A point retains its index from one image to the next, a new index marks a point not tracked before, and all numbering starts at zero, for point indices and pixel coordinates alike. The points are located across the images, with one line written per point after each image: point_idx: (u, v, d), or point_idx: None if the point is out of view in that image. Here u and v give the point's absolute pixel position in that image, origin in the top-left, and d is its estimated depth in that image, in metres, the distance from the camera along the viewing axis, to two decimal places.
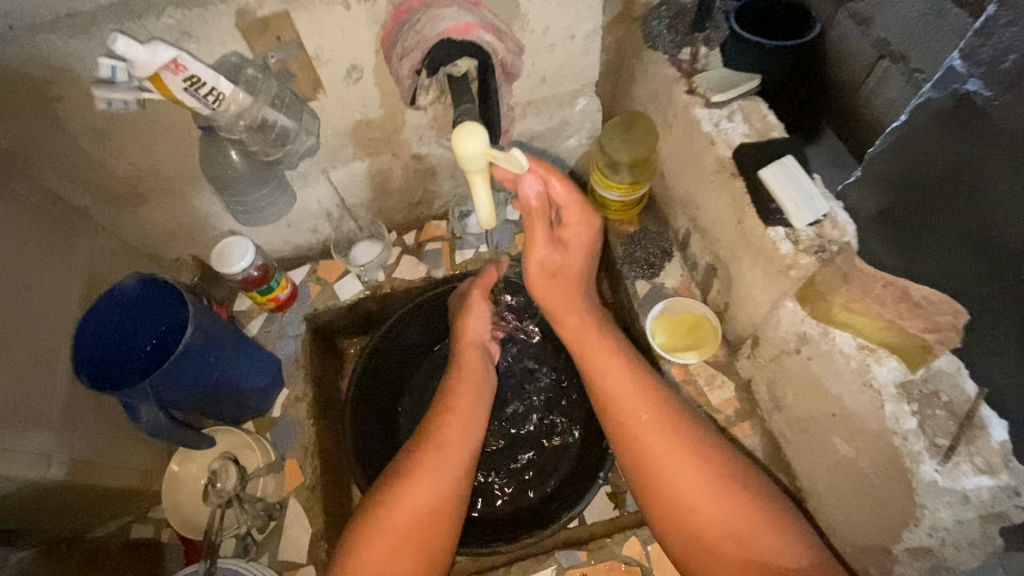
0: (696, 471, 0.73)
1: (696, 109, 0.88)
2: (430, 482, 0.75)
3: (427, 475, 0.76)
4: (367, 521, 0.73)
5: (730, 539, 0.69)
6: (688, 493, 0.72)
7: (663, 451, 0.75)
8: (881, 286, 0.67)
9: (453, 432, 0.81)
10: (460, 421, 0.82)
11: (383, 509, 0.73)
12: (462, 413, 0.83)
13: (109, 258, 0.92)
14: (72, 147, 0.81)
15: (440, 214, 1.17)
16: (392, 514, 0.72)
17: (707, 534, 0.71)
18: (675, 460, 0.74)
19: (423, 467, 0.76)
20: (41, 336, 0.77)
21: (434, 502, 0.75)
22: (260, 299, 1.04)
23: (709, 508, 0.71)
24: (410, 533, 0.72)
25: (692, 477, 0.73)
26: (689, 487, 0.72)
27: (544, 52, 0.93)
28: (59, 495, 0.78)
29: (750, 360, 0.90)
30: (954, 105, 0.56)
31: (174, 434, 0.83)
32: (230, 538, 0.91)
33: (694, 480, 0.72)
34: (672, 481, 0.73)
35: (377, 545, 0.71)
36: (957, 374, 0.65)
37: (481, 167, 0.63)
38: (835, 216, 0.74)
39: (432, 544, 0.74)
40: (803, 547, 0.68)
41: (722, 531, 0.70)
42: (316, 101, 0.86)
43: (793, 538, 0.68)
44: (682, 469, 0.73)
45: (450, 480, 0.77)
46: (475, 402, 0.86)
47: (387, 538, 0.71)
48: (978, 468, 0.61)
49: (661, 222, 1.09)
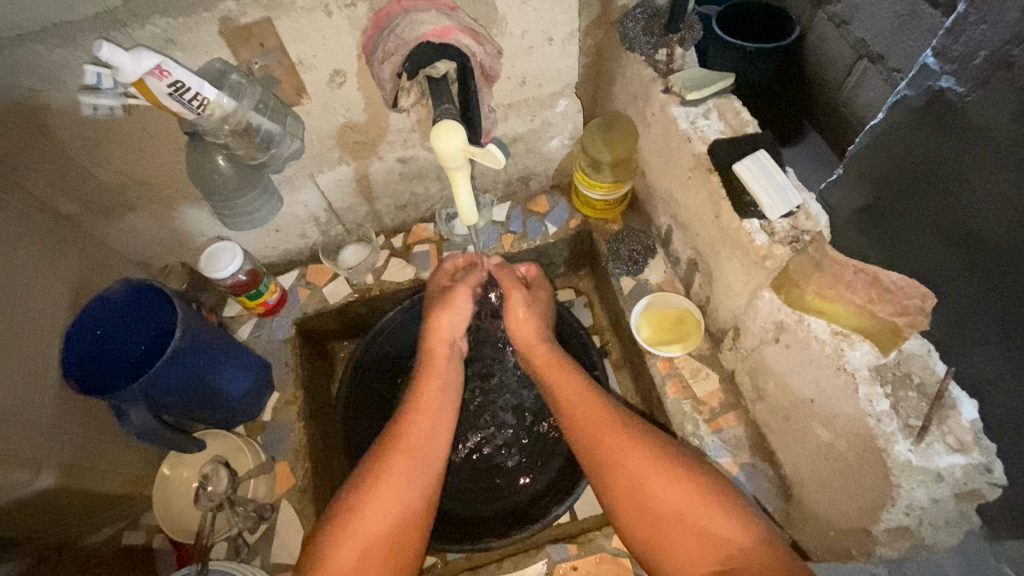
0: (660, 468, 0.73)
1: (673, 107, 0.90)
2: (399, 485, 0.74)
3: (397, 481, 0.75)
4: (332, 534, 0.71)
5: (691, 532, 0.68)
6: (653, 490, 0.72)
7: (623, 452, 0.75)
8: (852, 272, 0.69)
9: (421, 433, 0.80)
10: (430, 422, 0.81)
11: (352, 518, 0.72)
12: (428, 418, 0.82)
13: (98, 265, 0.93)
14: (59, 156, 0.82)
15: (427, 217, 1.19)
16: (364, 518, 0.71)
17: (670, 533, 0.69)
18: (638, 463, 0.74)
19: (391, 471, 0.75)
20: (31, 341, 0.77)
21: (402, 510, 0.74)
22: (249, 304, 1.04)
23: (672, 503, 0.70)
24: (381, 542, 0.71)
25: (655, 475, 0.73)
26: (655, 486, 0.72)
27: (524, 55, 0.95)
28: (50, 503, 0.78)
29: (732, 351, 0.92)
30: (931, 102, 0.60)
31: (162, 436, 0.84)
32: (221, 542, 0.91)
33: (655, 479, 0.72)
34: (635, 481, 0.73)
35: (345, 554, 0.69)
36: (928, 356, 0.68)
37: (459, 164, 0.66)
38: (809, 208, 0.77)
39: (402, 551, 0.72)
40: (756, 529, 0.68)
41: (683, 526, 0.69)
42: (301, 105, 0.88)
43: (751, 523, 0.68)
44: (645, 466, 0.73)
45: (424, 483, 0.77)
46: (444, 402, 0.85)
47: (357, 547, 0.70)
48: (951, 447, 0.63)
49: (644, 219, 1.11)
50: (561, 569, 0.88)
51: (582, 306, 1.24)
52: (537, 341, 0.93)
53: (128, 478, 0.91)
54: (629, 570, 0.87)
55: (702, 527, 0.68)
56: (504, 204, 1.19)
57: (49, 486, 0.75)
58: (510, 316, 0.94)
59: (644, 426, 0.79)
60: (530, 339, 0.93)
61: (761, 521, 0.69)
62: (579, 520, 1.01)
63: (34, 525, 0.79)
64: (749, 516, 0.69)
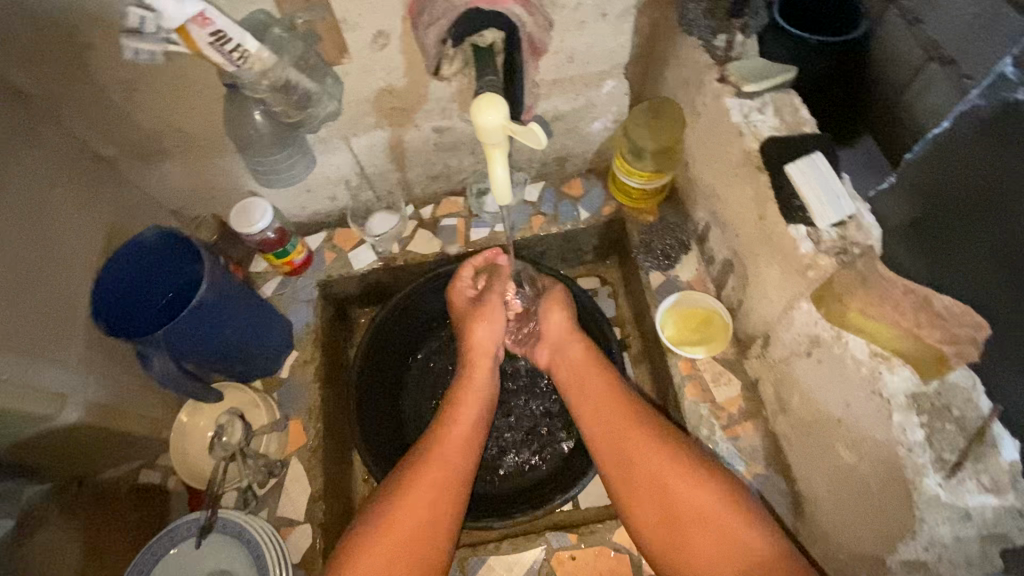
0: (690, 487, 0.73)
1: (726, 98, 0.86)
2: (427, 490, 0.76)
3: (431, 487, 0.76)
4: (365, 534, 0.72)
5: (712, 544, 0.69)
6: (686, 510, 0.72)
7: (653, 465, 0.76)
8: (901, 292, 0.66)
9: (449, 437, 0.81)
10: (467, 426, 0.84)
11: (390, 518, 0.73)
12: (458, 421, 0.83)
13: (133, 209, 0.95)
14: (101, 98, 0.82)
15: (458, 190, 1.16)
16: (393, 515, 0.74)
17: (698, 544, 0.70)
18: (672, 483, 0.74)
19: (427, 470, 0.77)
20: (62, 279, 0.79)
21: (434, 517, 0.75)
22: (276, 261, 1.05)
23: (701, 517, 0.71)
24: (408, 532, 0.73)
25: (687, 489, 0.73)
26: (686, 499, 0.72)
27: (574, 29, 0.91)
28: (74, 438, 0.81)
29: (758, 359, 0.89)
30: (1002, 111, 0.59)
31: (184, 385, 0.87)
32: (231, 491, 0.93)
33: (686, 491, 0.73)
34: (665, 495, 0.74)
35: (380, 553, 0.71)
36: (973, 390, 0.64)
37: (498, 142, 0.63)
38: (861, 219, 0.72)
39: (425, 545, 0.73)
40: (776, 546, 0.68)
41: (706, 534, 0.70)
42: (341, 65, 0.86)
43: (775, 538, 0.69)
44: (670, 483, 0.74)
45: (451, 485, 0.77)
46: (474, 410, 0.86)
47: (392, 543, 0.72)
48: (984, 486, 0.60)
49: (681, 213, 1.07)
50: (560, 556, 0.88)
51: (605, 296, 1.22)
52: (572, 344, 0.92)
53: (150, 422, 0.93)
54: (627, 565, 0.87)
55: (733, 543, 0.69)
56: (538, 184, 1.16)
57: (73, 421, 0.77)
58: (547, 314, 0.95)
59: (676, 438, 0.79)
60: (565, 341, 0.93)
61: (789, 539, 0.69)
62: (582, 509, 1.01)
63: (58, 455, 0.82)
64: (773, 532, 0.69)
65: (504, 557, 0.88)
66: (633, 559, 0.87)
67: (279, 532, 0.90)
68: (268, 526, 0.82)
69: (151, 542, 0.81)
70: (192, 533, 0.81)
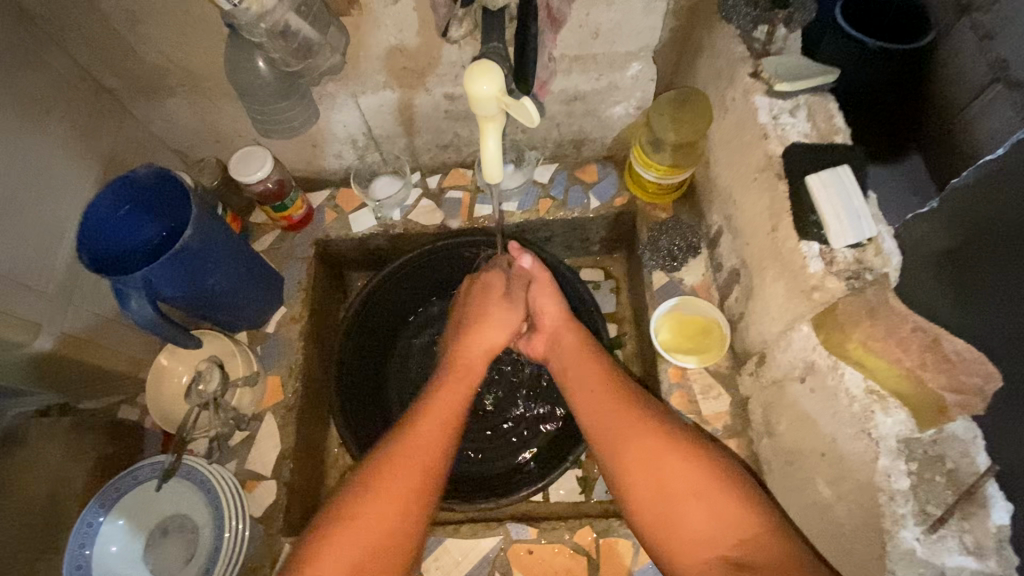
0: (689, 486, 0.66)
1: (756, 96, 0.79)
2: (399, 480, 0.66)
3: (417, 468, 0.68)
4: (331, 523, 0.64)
5: (707, 520, 0.64)
6: (684, 514, 0.65)
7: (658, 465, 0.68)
8: (908, 329, 0.61)
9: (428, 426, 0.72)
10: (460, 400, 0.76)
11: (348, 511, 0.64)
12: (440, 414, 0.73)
13: (132, 144, 0.94)
14: (105, 27, 0.80)
15: (468, 162, 1.12)
16: (362, 506, 0.64)
17: (695, 546, 0.64)
18: (672, 482, 0.67)
19: (400, 467, 0.67)
20: (49, 209, 0.79)
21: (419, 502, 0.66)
22: (273, 215, 1.03)
23: (698, 520, 0.64)
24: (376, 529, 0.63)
25: (687, 489, 0.66)
26: (687, 500, 0.65)
27: (602, 4, 0.85)
28: (57, 365, 0.81)
29: (751, 377, 0.84)
30: None
31: (163, 330, 0.81)
32: (201, 438, 0.93)
33: (684, 491, 0.66)
34: (669, 492, 0.66)
35: (361, 537, 0.63)
36: (971, 443, 0.60)
37: (492, 113, 0.59)
38: (881, 242, 0.67)
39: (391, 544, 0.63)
40: (778, 545, 0.61)
41: (700, 532, 0.64)
42: (350, 17, 0.82)
43: (777, 532, 0.63)
44: (670, 479, 0.67)
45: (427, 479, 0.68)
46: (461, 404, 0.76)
47: (363, 537, 0.63)
48: (966, 547, 0.56)
49: (695, 213, 1.02)
50: (516, 548, 0.86)
51: (607, 290, 1.17)
52: (567, 328, 0.87)
53: (130, 359, 0.94)
54: (583, 567, 0.85)
55: (728, 543, 0.62)
56: (551, 166, 1.11)
57: (46, 350, 0.77)
58: (538, 297, 0.89)
59: (684, 434, 0.71)
60: (562, 327, 0.87)
61: (800, 543, 0.63)
62: (549, 503, 0.99)
63: (52, 377, 0.83)
64: (778, 535, 0.63)
65: (460, 540, 0.87)
66: (590, 563, 0.85)
67: (244, 485, 0.90)
68: (226, 475, 0.82)
69: (115, 477, 0.82)
70: (155, 474, 0.83)
